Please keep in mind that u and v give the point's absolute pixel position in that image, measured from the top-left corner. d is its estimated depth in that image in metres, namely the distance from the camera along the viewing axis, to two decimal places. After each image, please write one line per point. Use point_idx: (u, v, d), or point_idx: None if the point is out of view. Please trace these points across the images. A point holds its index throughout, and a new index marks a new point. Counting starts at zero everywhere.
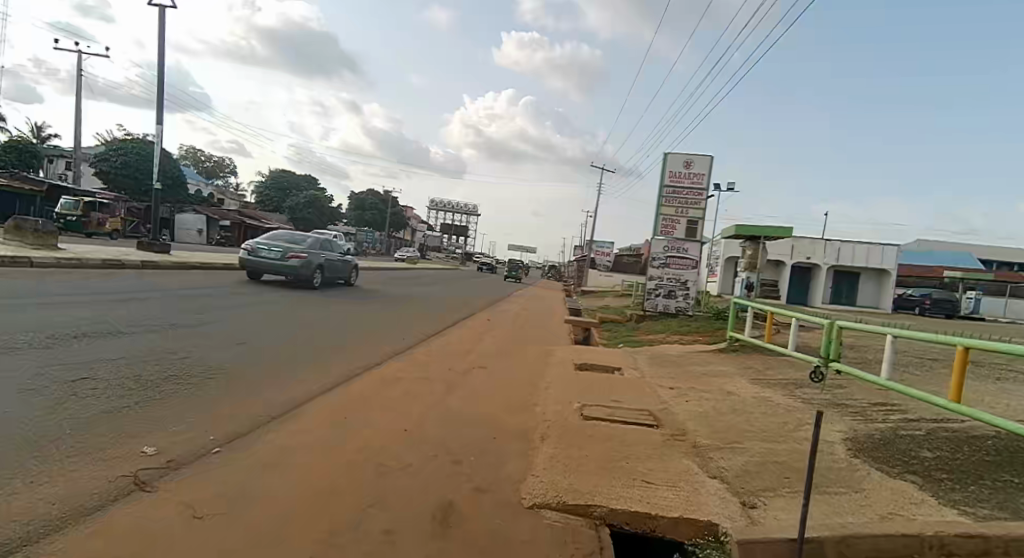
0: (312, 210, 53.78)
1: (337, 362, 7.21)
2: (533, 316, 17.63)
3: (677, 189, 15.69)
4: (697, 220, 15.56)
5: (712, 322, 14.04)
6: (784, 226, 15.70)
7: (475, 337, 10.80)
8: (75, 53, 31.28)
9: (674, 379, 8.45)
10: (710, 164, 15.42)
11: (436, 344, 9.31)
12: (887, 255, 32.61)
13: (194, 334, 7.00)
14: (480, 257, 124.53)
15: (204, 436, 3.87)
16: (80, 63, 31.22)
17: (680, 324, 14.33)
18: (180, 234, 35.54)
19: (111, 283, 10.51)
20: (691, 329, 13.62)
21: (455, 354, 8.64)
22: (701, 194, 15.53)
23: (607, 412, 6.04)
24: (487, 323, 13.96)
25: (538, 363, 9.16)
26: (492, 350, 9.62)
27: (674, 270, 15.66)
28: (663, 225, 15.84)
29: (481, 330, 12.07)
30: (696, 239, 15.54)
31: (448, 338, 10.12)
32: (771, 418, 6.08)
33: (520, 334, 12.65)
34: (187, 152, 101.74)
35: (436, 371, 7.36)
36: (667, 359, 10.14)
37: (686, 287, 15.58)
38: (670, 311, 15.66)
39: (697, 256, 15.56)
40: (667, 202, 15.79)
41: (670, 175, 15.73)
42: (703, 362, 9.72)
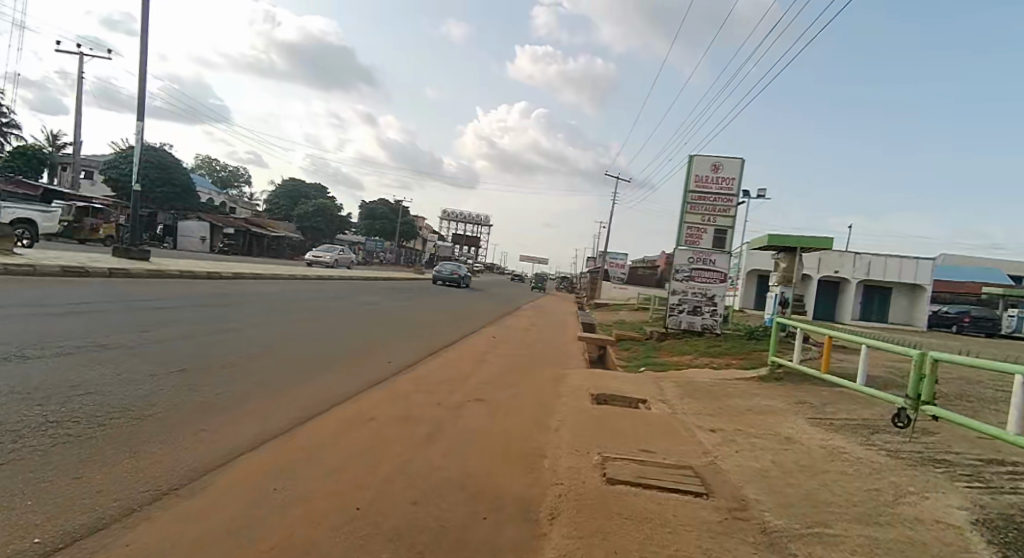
0: (321, 218, 52.82)
1: (299, 392, 5.84)
2: (543, 332, 16.15)
3: (704, 194, 14.22)
4: (726, 229, 14.08)
5: (744, 342, 12.51)
6: (824, 237, 14.15)
7: (475, 359, 9.38)
8: (78, 56, 30.86)
9: (713, 416, 6.95)
10: (741, 167, 13.93)
11: (428, 369, 7.93)
12: (921, 269, 30.77)
13: (120, 358, 5.64)
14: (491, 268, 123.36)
15: (21, 540, 2.49)
16: (84, 67, 30.67)
17: (707, 344, 12.81)
18: (183, 242, 34.69)
19: (67, 291, 9.30)
20: (721, 350, 12.09)
21: (449, 383, 7.22)
22: (730, 201, 14.03)
23: (638, 471, 4.58)
24: (492, 340, 12.54)
25: (547, 393, 7.71)
26: (494, 376, 8.19)
27: (699, 284, 14.19)
28: (688, 234, 14.37)
29: (484, 351, 10.64)
30: (725, 250, 14.04)
31: (444, 361, 8.70)
32: (855, 483, 4.59)
33: (529, 355, 11.17)
34: (202, 161, 102.22)
35: (422, 406, 5.96)
36: (699, 388, 8.65)
37: (713, 303, 14.05)
38: (695, 329, 14.14)
39: (726, 268, 14.06)
40: (693, 208, 14.32)
41: (696, 180, 14.26)
42: (743, 393, 8.21)
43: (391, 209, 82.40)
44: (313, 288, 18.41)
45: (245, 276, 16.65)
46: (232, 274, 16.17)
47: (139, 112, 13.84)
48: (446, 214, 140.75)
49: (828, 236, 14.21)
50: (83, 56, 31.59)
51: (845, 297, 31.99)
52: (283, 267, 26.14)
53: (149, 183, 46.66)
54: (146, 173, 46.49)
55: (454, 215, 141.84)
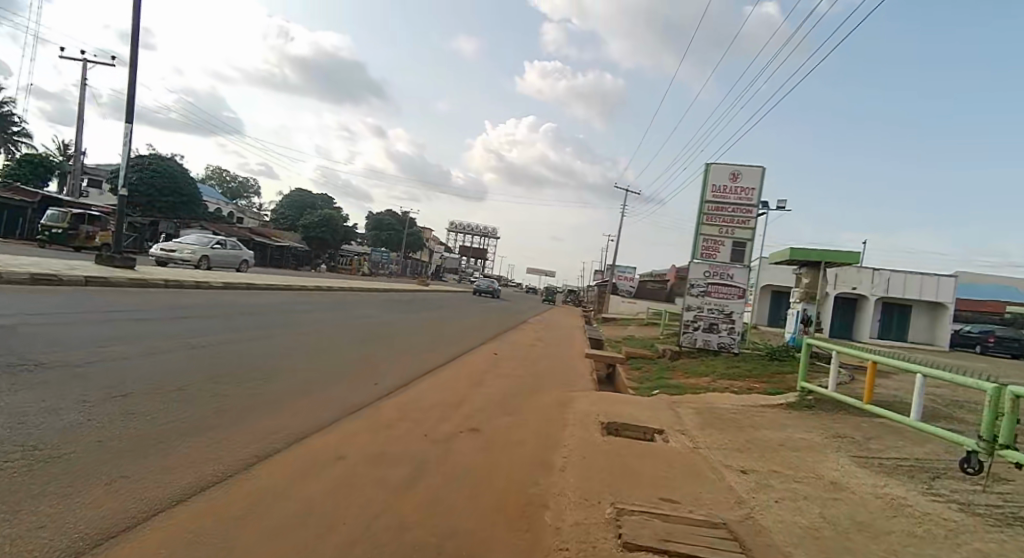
0: (327, 229, 52.29)
1: (264, 420, 5.04)
2: (548, 348, 15.31)
3: (721, 205, 13.37)
4: (745, 242, 13.20)
5: (764, 363, 11.62)
6: (851, 251, 13.26)
7: (472, 380, 8.56)
8: (82, 63, 30.64)
9: (741, 452, 6.07)
10: (761, 176, 13.10)
11: (418, 392, 7.10)
12: (943, 287, 29.67)
13: (54, 380, 4.86)
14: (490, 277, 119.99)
15: None
16: (86, 74, 30.36)
17: (725, 364, 11.93)
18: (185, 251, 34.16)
19: (32, 301, 8.61)
20: (741, 371, 11.20)
21: (440, 410, 6.38)
22: (750, 212, 13.17)
23: (662, 532, 3.72)
24: (493, 357, 11.74)
25: (552, 421, 6.86)
26: (492, 401, 7.35)
27: (716, 300, 13.34)
28: (704, 246, 13.51)
29: (484, 369, 9.84)
30: (744, 264, 13.17)
31: (438, 383, 7.88)
32: (930, 550, 3.71)
33: (532, 374, 10.34)
34: (212, 172, 102.65)
35: (405, 439, 5.13)
36: (721, 417, 7.77)
37: (731, 321, 13.19)
38: (711, 347, 13.28)
39: (744, 284, 13.21)
40: (709, 219, 13.47)
41: (713, 189, 13.42)
42: (771, 424, 7.33)
43: (398, 220, 82.05)
44: (309, 300, 17.68)
45: (238, 286, 15.96)
46: (223, 283, 15.46)
47: (127, 115, 13.27)
48: (454, 226, 140.68)
49: (855, 251, 13.30)
50: (88, 63, 31.42)
51: (862, 314, 30.91)
52: (283, 277, 25.48)
53: (155, 193, 46.41)
54: (152, 182, 46.31)
55: (462, 228, 141.54)
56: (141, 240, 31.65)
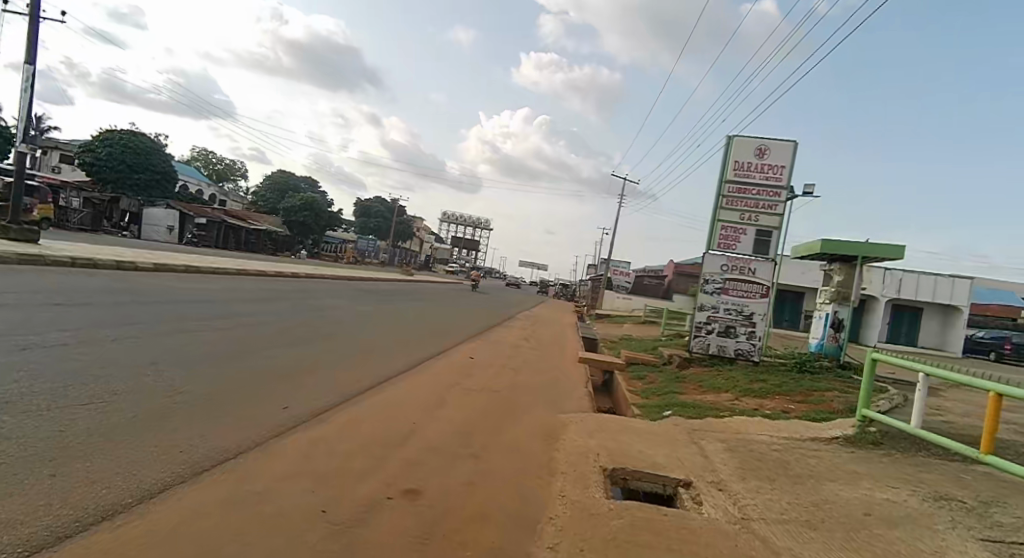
0: (308, 213, 49.57)
1: (38, 479, 2.94)
2: (536, 350, 13.28)
3: (744, 186, 11.30)
4: (770, 231, 11.17)
5: (793, 378, 9.67)
6: (894, 246, 11.24)
7: (432, 398, 6.52)
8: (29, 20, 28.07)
9: (811, 526, 4.08)
10: (793, 152, 11.01)
11: (351, 418, 5.05)
12: (958, 289, 27.92)
13: None
14: (468, 263, 110.40)
15: None
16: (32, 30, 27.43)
17: (745, 375, 9.99)
18: (147, 230, 31.63)
19: None
20: (768, 385, 9.26)
21: (370, 453, 4.31)
22: (778, 195, 11.12)
23: None
24: (468, 362, 9.71)
25: (535, 469, 4.81)
26: (454, 433, 5.31)
27: (733, 299, 11.38)
28: (722, 236, 11.48)
29: (453, 381, 7.83)
30: (769, 257, 11.17)
31: (384, 403, 5.85)
32: None
33: (515, 386, 8.35)
34: (196, 153, 99.10)
35: (284, 519, 3.06)
36: (760, 458, 5.78)
37: (750, 324, 11.25)
38: (726, 354, 11.35)
39: (768, 280, 11.19)
40: (730, 202, 11.40)
41: (735, 167, 11.35)
42: (834, 473, 5.34)
43: (386, 207, 79.36)
44: (264, 287, 15.49)
45: (177, 267, 13.78)
46: (158, 264, 13.27)
47: (30, 56, 11.33)
48: (446, 216, 138.27)
49: (899, 245, 11.27)
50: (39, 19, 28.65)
51: (871, 317, 29.16)
52: (248, 262, 23.21)
53: (125, 169, 43.69)
54: (121, 158, 43.59)
55: (454, 218, 138.93)
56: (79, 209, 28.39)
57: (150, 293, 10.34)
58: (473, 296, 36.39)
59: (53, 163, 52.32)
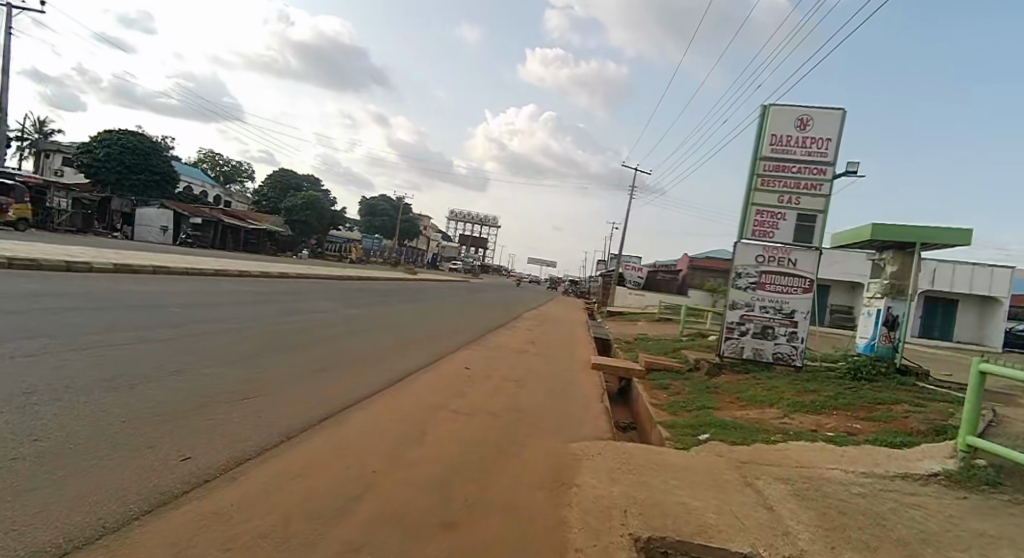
0: (310, 212, 48.31)
1: None
2: (543, 356, 11.81)
3: (783, 163, 9.75)
4: (814, 215, 9.62)
5: (849, 388, 8.14)
6: (960, 230, 9.64)
7: (408, 431, 5.05)
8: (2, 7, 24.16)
9: None
10: (841, 122, 9.46)
11: (282, 471, 3.61)
12: (997, 279, 26.11)
13: None
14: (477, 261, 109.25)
15: None
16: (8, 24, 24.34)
17: (790, 385, 8.48)
18: (139, 231, 30.39)
19: None
20: (820, 398, 7.76)
21: (290, 535, 2.85)
22: (823, 173, 9.58)
23: None
24: (462, 374, 8.24)
25: (539, 547, 3.33)
26: (427, 488, 3.86)
27: (770, 295, 9.85)
28: (757, 221, 9.92)
29: (439, 401, 6.35)
30: (812, 245, 9.63)
31: (339, 443, 4.37)
32: None
33: (517, 405, 6.87)
34: (203, 155, 98.20)
35: None
36: (845, 512, 4.29)
37: (791, 323, 9.76)
38: (762, 359, 9.88)
39: (811, 272, 9.65)
40: (767, 182, 9.85)
41: (773, 141, 9.80)
42: (956, 539, 3.84)
43: (393, 205, 78.30)
44: (244, 288, 14.12)
45: (144, 268, 12.42)
46: (121, 264, 11.91)
47: None
48: (453, 215, 136.95)
49: (965, 229, 9.66)
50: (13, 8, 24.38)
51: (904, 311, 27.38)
52: (238, 262, 21.91)
53: (122, 170, 42.62)
54: (120, 158, 42.59)
55: (461, 215, 137.75)
56: (67, 211, 27.24)
57: (96, 295, 8.97)
58: (479, 294, 35.00)
59: (54, 166, 51.61)
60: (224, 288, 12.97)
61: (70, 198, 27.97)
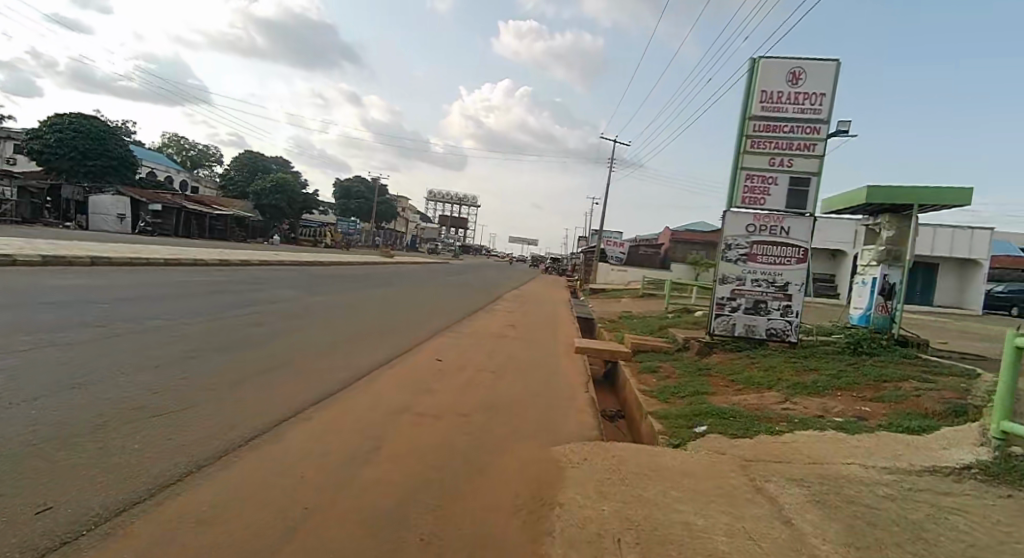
0: (280, 196, 46.59)
1: None
2: (523, 341, 11.08)
3: (773, 122, 9.01)
4: (808, 178, 8.93)
5: (851, 365, 7.55)
6: (959, 189, 8.94)
7: (358, 444, 4.25)
8: None
9: None
10: (836, 75, 8.72)
11: (177, 519, 2.80)
12: (977, 242, 26.06)
13: None
14: (457, 241, 108.02)
15: None
16: None
17: (788, 364, 7.87)
18: (94, 220, 28.75)
19: None
20: (823, 378, 7.14)
21: None
22: (817, 132, 8.86)
23: None
24: (432, 367, 7.43)
25: None
26: (371, 525, 3.08)
27: (762, 267, 9.20)
28: (748, 187, 9.19)
29: (401, 403, 5.53)
30: (806, 212, 8.95)
31: (263, 471, 3.53)
32: None
33: (493, 403, 6.09)
34: (167, 139, 94.53)
35: None
36: (877, 523, 3.61)
37: (785, 297, 9.14)
38: (755, 336, 9.27)
39: (805, 241, 8.99)
40: (757, 144, 9.09)
41: (762, 98, 9.03)
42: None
43: (368, 186, 76.47)
44: (199, 278, 13.10)
45: (81, 260, 11.30)
46: (53, 256, 10.79)
47: None
48: (431, 194, 134.80)
49: (966, 187, 8.95)
50: None
51: None
52: (200, 250, 20.72)
53: (77, 156, 40.45)
54: (73, 144, 40.33)
55: (439, 196, 135.75)
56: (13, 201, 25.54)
57: (13, 291, 7.94)
58: (458, 275, 34.15)
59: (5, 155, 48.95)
60: (174, 279, 11.94)
61: (15, 186, 26.23)
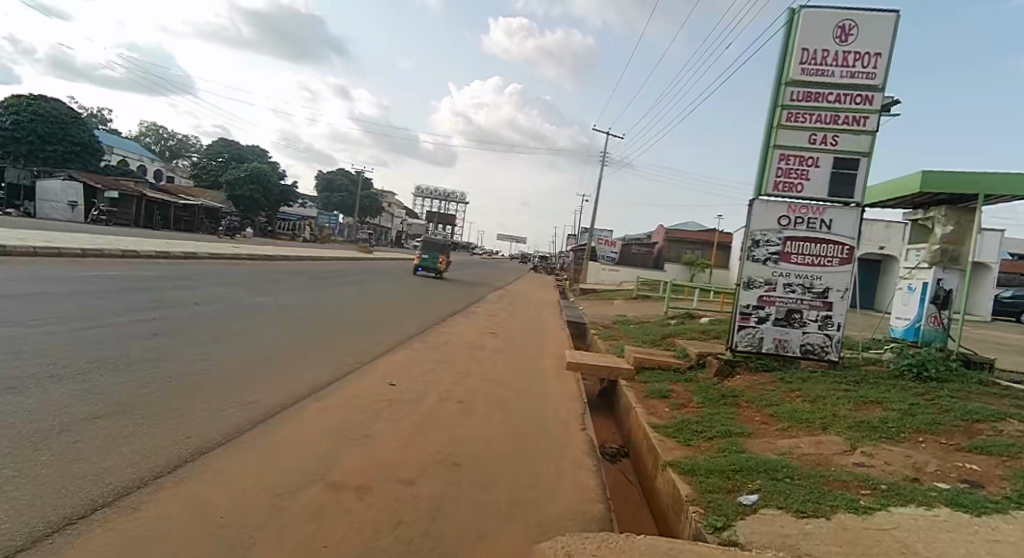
0: (256, 186, 44.28)
1: None
2: (505, 354, 9.29)
3: (815, 88, 7.32)
4: (857, 159, 7.24)
5: (924, 397, 5.83)
6: None
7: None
8: None
9: None
10: (894, 29, 7.04)
11: None
12: (987, 245, 24.70)
13: None
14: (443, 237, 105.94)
15: None
16: None
17: (838, 393, 6.15)
18: (42, 206, 26.45)
19: None
20: (892, 415, 5.42)
21: None
22: (869, 102, 7.18)
23: None
24: (380, 394, 5.62)
25: None
26: None
27: (796, 268, 7.50)
28: (781, 169, 7.48)
29: (315, 464, 3.72)
30: (853, 201, 7.26)
31: None
32: None
33: (452, 455, 4.30)
34: (144, 128, 91.12)
35: None
36: None
37: (824, 305, 7.44)
38: (786, 352, 7.59)
39: (850, 237, 7.28)
40: (795, 116, 7.41)
41: (803, 59, 7.33)
42: None
43: (352, 180, 74.11)
44: (125, 268, 11.14)
45: None
46: None
47: None
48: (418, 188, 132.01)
49: None
50: None
51: (888, 278, 24.91)
52: (150, 239, 18.71)
53: (35, 139, 37.89)
54: (31, 127, 37.70)
55: (427, 192, 133.36)
56: None
57: None
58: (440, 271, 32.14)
59: None
60: (86, 270, 9.98)
61: None
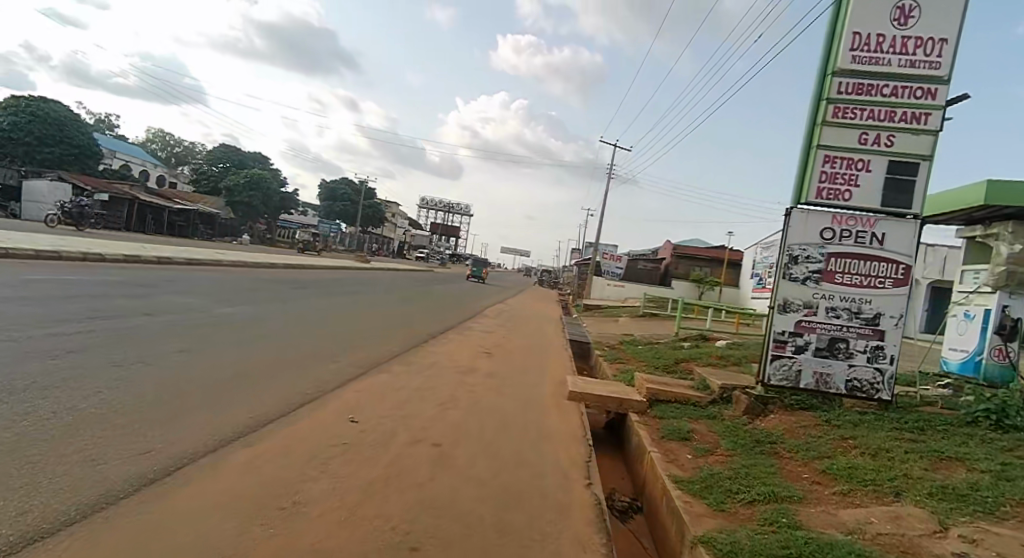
0: (256, 193, 43.54)
1: None
2: (499, 380, 8.14)
3: (867, 79, 6.27)
4: (916, 163, 6.15)
5: (1014, 455, 4.65)
6: None
7: None
8: None
9: None
10: (964, 10, 5.98)
11: None
12: None
13: None
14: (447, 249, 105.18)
15: None
16: None
17: (903, 445, 4.99)
18: (30, 207, 25.65)
19: None
20: (983, 481, 4.26)
21: None
22: (932, 97, 6.10)
23: None
24: (335, 436, 4.49)
25: None
26: None
27: (841, 289, 6.36)
28: (825, 173, 6.40)
29: (202, 554, 2.57)
30: (910, 213, 6.16)
31: None
32: None
33: (410, 533, 3.16)
34: (150, 133, 91.14)
35: None
36: None
37: (875, 334, 6.29)
38: (828, 388, 6.43)
39: (906, 253, 6.15)
40: (843, 112, 6.35)
41: (854, 45, 6.29)
42: None
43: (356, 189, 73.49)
44: (84, 271, 10.12)
45: None
46: None
47: None
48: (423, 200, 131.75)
49: None
50: None
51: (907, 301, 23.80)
52: (132, 242, 17.77)
53: (34, 140, 37.34)
54: (29, 128, 37.09)
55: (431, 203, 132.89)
56: None
57: None
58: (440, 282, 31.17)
59: None
60: (34, 273, 8.96)
61: None
